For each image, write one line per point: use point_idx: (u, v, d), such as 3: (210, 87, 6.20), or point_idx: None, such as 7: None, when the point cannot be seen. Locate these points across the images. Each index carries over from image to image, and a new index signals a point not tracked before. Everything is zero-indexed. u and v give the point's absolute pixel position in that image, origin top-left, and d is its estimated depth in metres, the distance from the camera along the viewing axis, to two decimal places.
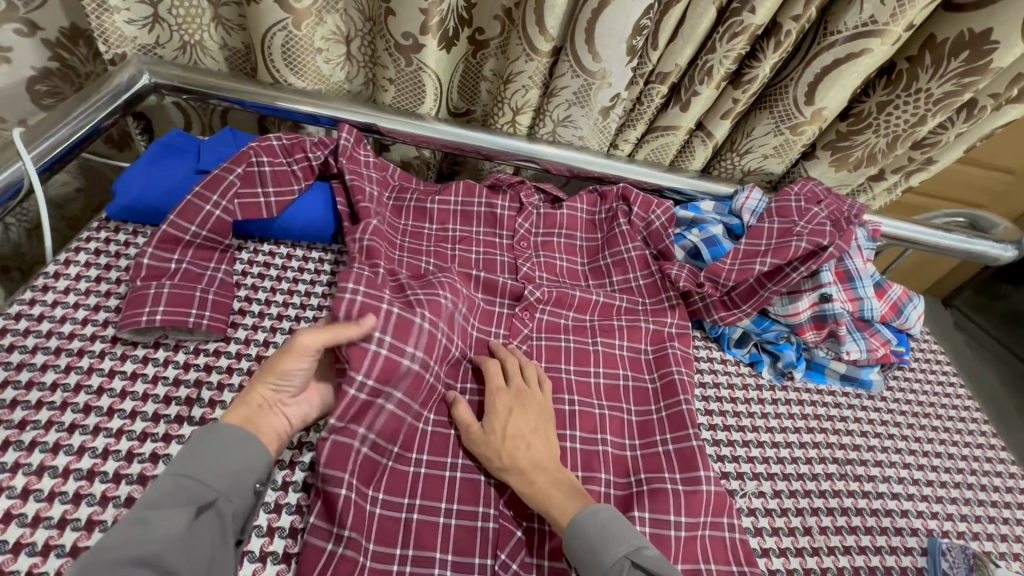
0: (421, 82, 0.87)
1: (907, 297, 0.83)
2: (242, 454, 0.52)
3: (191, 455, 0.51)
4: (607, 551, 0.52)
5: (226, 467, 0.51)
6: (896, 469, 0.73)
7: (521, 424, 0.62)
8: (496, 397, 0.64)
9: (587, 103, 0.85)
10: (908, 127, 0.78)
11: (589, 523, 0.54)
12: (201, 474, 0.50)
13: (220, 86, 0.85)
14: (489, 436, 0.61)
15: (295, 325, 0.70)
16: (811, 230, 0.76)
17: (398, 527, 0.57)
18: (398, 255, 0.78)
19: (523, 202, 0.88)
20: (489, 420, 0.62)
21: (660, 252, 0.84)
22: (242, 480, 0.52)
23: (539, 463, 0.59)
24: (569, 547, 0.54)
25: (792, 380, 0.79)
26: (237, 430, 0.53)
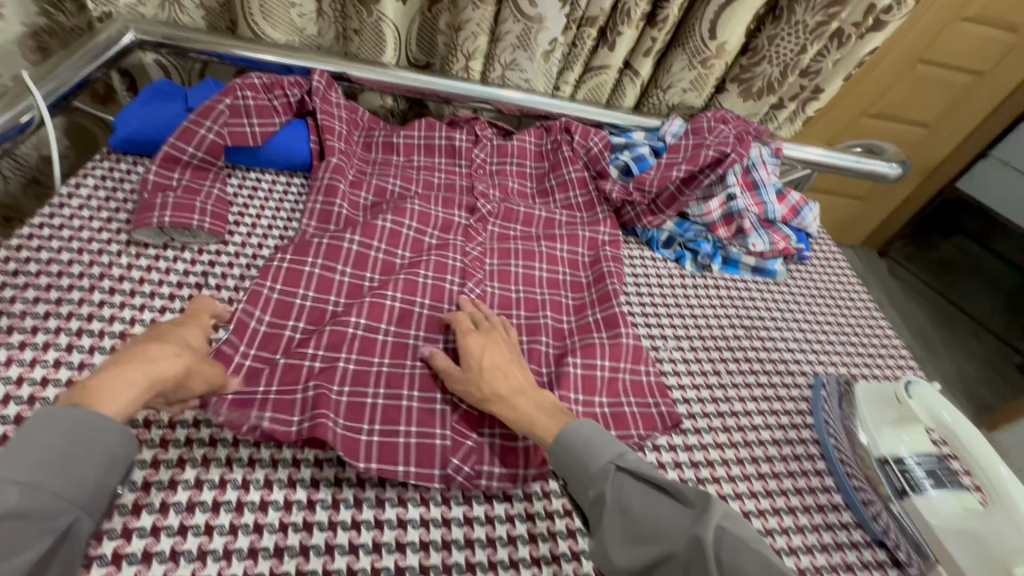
0: (383, 34, 1.00)
1: (804, 202, 0.99)
2: (110, 456, 0.44)
3: (25, 459, 0.41)
4: (594, 458, 0.55)
5: (86, 471, 0.43)
6: (792, 332, 0.88)
7: (495, 357, 0.65)
8: (469, 343, 0.66)
9: (529, 47, 0.99)
10: (794, 56, 0.94)
11: (575, 436, 0.57)
12: (51, 486, 0.41)
13: (198, 40, 0.94)
14: (467, 373, 0.64)
15: (284, 233, 0.81)
16: (718, 142, 0.91)
17: (370, 376, 0.65)
18: (369, 179, 0.90)
19: (478, 134, 1.02)
20: (465, 359, 0.65)
21: (598, 172, 0.98)
22: (101, 483, 0.44)
23: (517, 391, 0.63)
24: (556, 461, 0.57)
25: (711, 272, 0.95)
26: (108, 424, 0.45)
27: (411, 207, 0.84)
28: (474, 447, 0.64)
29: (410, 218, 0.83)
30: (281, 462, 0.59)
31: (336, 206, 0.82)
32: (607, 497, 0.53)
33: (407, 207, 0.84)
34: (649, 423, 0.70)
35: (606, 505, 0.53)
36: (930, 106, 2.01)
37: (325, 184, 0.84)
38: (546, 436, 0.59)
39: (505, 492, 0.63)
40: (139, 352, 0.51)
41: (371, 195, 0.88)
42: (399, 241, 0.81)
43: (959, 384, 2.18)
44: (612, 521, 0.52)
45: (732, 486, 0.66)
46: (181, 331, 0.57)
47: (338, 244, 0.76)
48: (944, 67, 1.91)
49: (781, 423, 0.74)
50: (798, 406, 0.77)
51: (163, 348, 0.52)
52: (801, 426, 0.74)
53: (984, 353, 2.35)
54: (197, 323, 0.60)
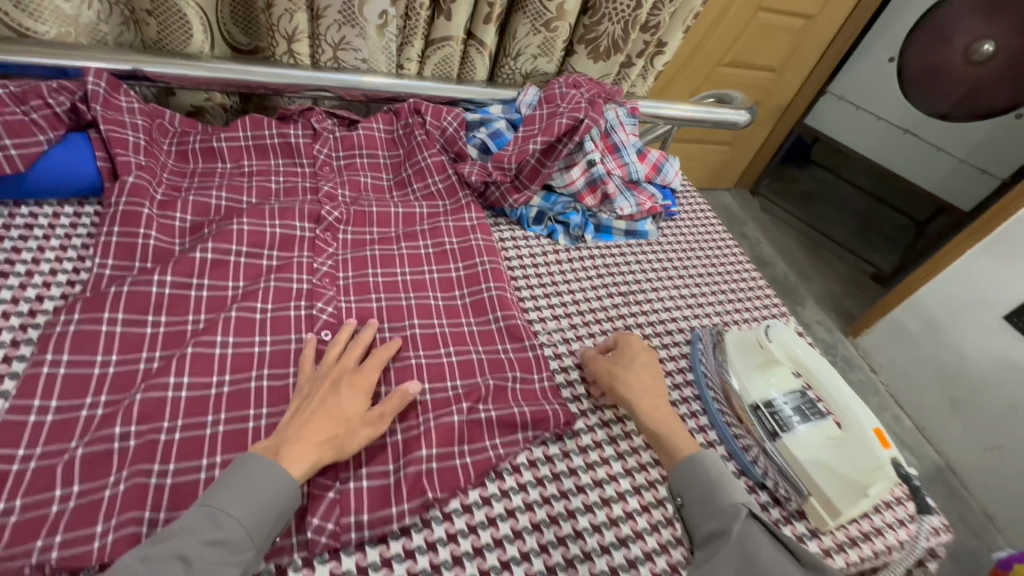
0: (183, 15, 0.83)
1: (664, 158, 1.01)
2: (277, 508, 0.50)
3: (238, 490, 0.49)
4: (725, 496, 0.58)
5: (267, 517, 0.49)
6: (668, 290, 0.89)
7: (649, 364, 0.70)
8: (639, 355, 0.71)
9: (356, 22, 0.88)
10: (631, 12, 0.93)
11: (706, 464, 0.60)
12: (245, 519, 0.48)
13: None
14: (616, 362, 0.70)
15: (74, 277, 0.66)
16: (571, 108, 0.88)
17: (202, 444, 0.55)
18: (184, 195, 0.77)
19: (316, 127, 0.90)
20: (619, 353, 0.71)
21: (456, 155, 0.92)
22: (271, 525, 0.50)
23: (659, 398, 0.67)
24: (679, 475, 0.61)
25: (584, 242, 0.93)
26: (282, 479, 0.51)
27: (238, 225, 0.73)
28: (336, 497, 0.54)
29: (237, 240, 0.71)
30: (85, 569, 0.47)
31: (140, 236, 0.69)
32: (732, 536, 0.55)
33: (231, 225, 0.72)
34: (541, 423, 0.64)
35: (728, 541, 0.55)
36: (772, 51, 2.15)
37: (123, 213, 0.70)
38: (677, 447, 0.63)
39: (378, 535, 0.53)
40: (310, 429, 0.55)
41: (191, 216, 0.75)
42: (226, 271, 0.69)
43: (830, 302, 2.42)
44: (732, 558, 0.54)
45: (622, 463, 0.65)
46: (344, 399, 0.58)
47: (141, 286, 0.63)
48: (779, 12, 2.04)
49: (664, 385, 0.74)
50: (678, 364, 0.78)
51: (321, 422, 0.55)
52: (682, 386, 0.75)
53: (844, 270, 2.62)
54: (358, 385, 0.60)
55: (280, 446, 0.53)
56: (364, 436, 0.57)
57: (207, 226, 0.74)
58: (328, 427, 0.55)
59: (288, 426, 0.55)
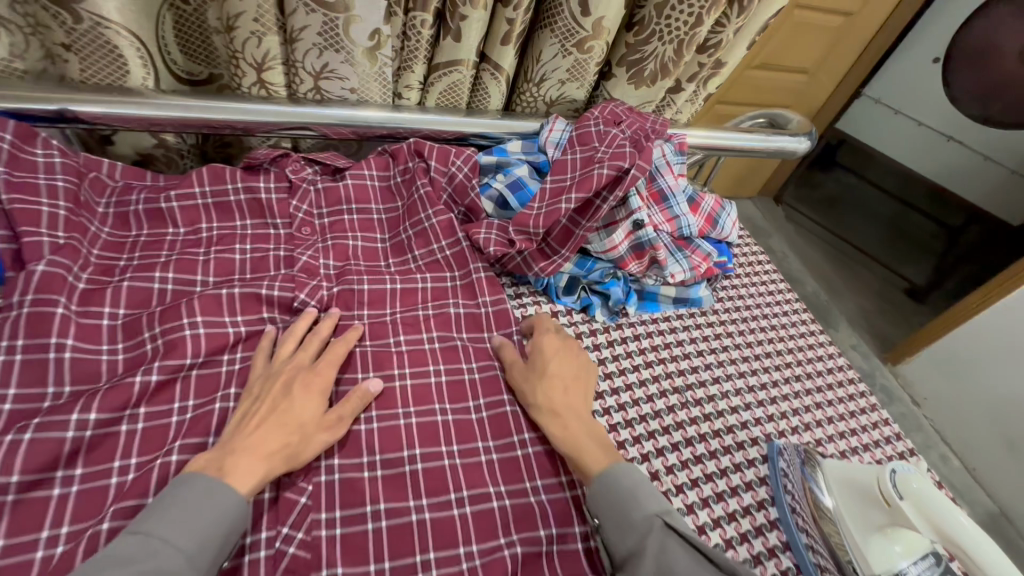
0: (114, 46, 0.65)
1: (719, 207, 0.83)
2: (223, 524, 0.44)
3: (175, 515, 0.43)
4: (637, 507, 0.51)
5: (210, 537, 0.43)
6: (733, 382, 0.72)
7: (563, 368, 0.62)
8: (553, 361, 0.62)
9: (340, 46, 0.70)
10: (688, 29, 0.75)
11: (620, 478, 0.53)
12: (183, 542, 0.42)
13: None
14: (529, 371, 0.62)
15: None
16: (612, 154, 0.69)
17: None
18: (117, 281, 0.60)
19: (292, 178, 0.72)
20: (534, 356, 0.63)
21: (467, 210, 0.75)
22: (215, 554, 0.44)
23: (572, 411, 0.59)
24: (593, 498, 0.52)
25: (626, 316, 0.75)
26: (231, 499, 0.45)
27: (187, 329, 0.57)
28: None
29: (190, 351, 0.56)
30: None
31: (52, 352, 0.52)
32: (647, 553, 0.48)
33: (180, 329, 0.57)
34: None
35: (644, 560, 0.47)
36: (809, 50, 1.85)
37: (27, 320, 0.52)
38: (591, 464, 0.54)
39: None
40: (262, 440, 0.49)
41: (124, 308, 0.59)
42: (170, 390, 0.54)
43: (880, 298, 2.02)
44: None
45: None
46: (297, 401, 0.53)
47: (49, 431, 0.48)
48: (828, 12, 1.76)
49: (743, 531, 0.58)
50: (757, 495, 0.62)
51: (272, 430, 0.50)
52: (766, 530, 0.59)
53: (876, 282, 2.31)
54: (313, 386, 0.55)
55: (225, 457, 0.48)
56: (319, 441, 0.52)
57: (148, 330, 0.57)
58: (280, 433, 0.50)
59: (235, 431, 0.50)
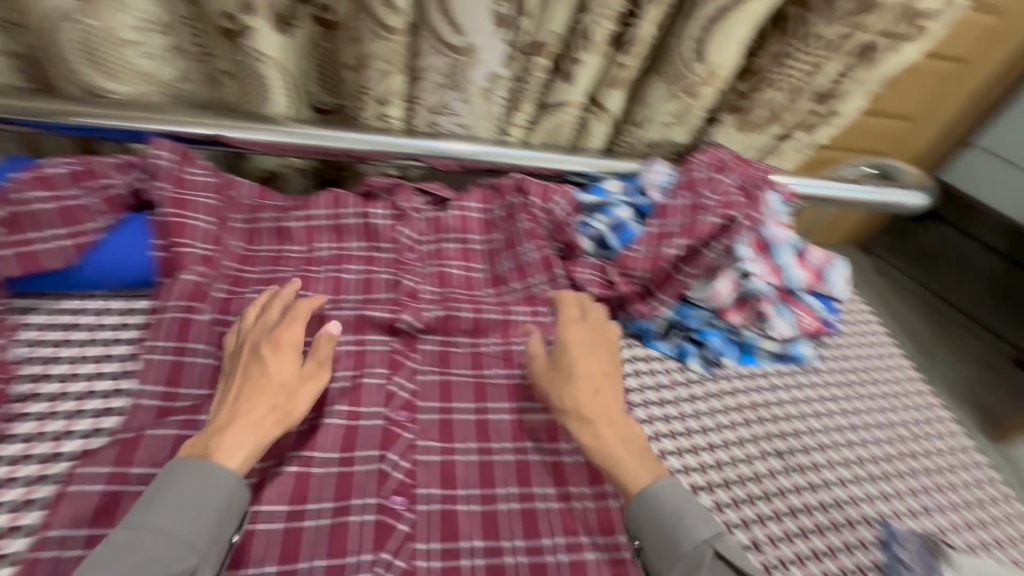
0: (263, 77, 0.73)
1: (829, 261, 0.78)
2: (220, 506, 0.45)
3: (172, 504, 0.44)
4: (688, 535, 0.47)
5: (206, 522, 0.44)
6: (841, 451, 0.68)
7: (587, 364, 0.59)
8: (581, 359, 0.59)
9: (460, 86, 0.74)
10: (805, 77, 0.73)
11: (666, 498, 0.49)
12: (178, 532, 0.43)
13: (18, 107, 0.70)
14: (554, 371, 0.59)
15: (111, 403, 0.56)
16: (720, 202, 0.68)
17: None
18: (247, 291, 0.66)
19: (403, 208, 0.76)
20: (559, 353, 0.60)
21: (565, 246, 0.76)
22: (220, 534, 0.45)
23: (606, 416, 0.56)
24: (633, 517, 0.50)
25: (722, 367, 0.72)
26: (227, 478, 0.46)
27: (304, 347, 0.62)
28: None
29: (303, 364, 0.61)
30: None
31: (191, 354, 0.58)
32: None
33: (298, 346, 0.62)
34: None
35: None
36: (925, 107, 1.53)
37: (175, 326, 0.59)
38: (634, 480, 0.51)
39: None
40: (253, 404, 0.51)
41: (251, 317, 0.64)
42: None
43: (995, 356, 1.69)
44: None
45: None
46: (271, 364, 0.54)
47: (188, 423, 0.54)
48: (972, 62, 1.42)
49: None
50: None
51: (262, 397, 0.51)
52: None
53: None
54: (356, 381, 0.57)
55: (212, 441, 0.48)
56: (299, 400, 0.54)
57: None
58: (267, 400, 0.52)
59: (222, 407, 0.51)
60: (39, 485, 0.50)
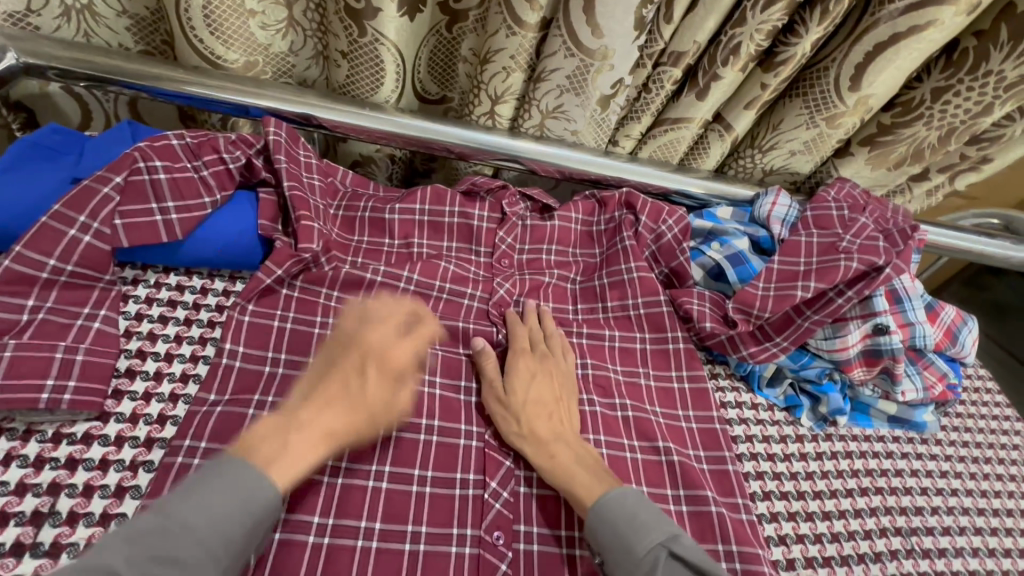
0: (379, 60, 0.69)
1: (961, 320, 0.71)
2: (251, 517, 0.41)
3: (213, 501, 0.40)
4: (640, 538, 0.46)
5: (236, 528, 0.40)
6: (968, 537, 0.61)
7: (541, 393, 0.57)
8: (531, 387, 0.57)
9: (582, 90, 0.69)
10: (969, 117, 0.67)
11: (617, 505, 0.48)
12: (206, 533, 0.39)
13: (127, 69, 0.67)
14: (507, 399, 0.56)
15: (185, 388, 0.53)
16: (861, 246, 0.62)
17: None
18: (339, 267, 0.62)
19: (506, 211, 0.71)
20: (511, 383, 0.57)
21: (671, 271, 0.70)
22: (248, 543, 0.41)
23: (559, 436, 0.54)
24: (592, 530, 0.48)
25: (835, 426, 0.66)
26: (266, 493, 0.42)
27: None
28: None
29: None
30: None
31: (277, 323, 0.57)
32: None
33: None
34: None
35: None
36: None
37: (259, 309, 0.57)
38: (581, 493, 0.50)
39: None
40: (324, 415, 0.49)
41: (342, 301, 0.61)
42: None
43: None
44: None
45: None
46: (370, 385, 0.52)
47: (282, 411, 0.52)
48: None
49: None
50: None
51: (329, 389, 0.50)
52: None
53: None
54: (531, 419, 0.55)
55: (282, 433, 0.46)
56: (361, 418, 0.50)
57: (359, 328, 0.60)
58: (336, 410, 0.49)
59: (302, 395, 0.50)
60: (133, 473, 0.47)
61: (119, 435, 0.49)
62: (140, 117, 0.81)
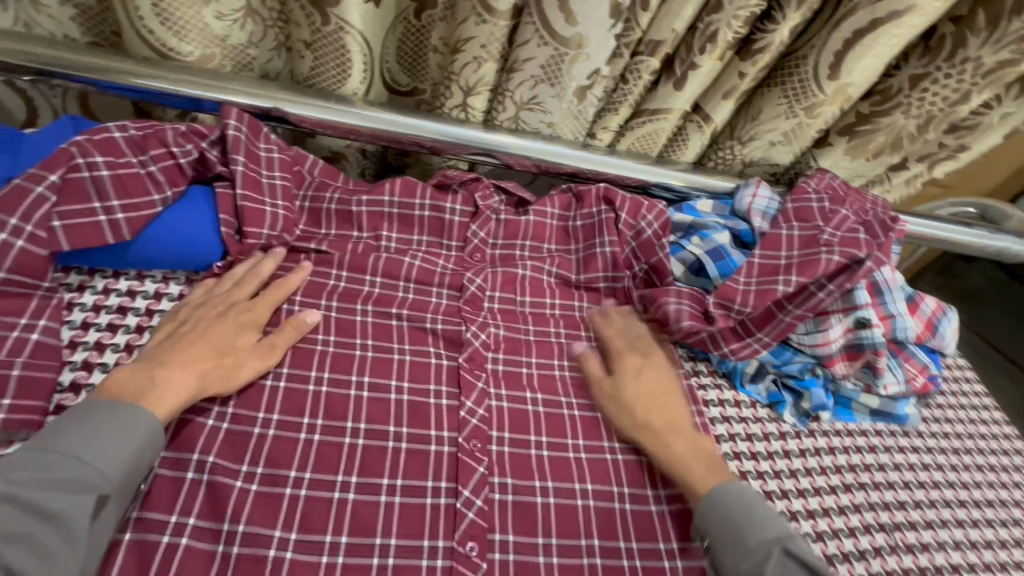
0: (344, 49, 0.66)
1: (941, 312, 0.70)
2: (138, 443, 0.43)
3: (91, 433, 0.42)
4: (755, 530, 0.47)
5: (124, 454, 0.43)
6: (950, 530, 0.61)
7: (650, 384, 0.59)
8: (648, 381, 0.59)
9: (557, 81, 0.67)
10: (946, 105, 0.66)
11: (730, 497, 0.50)
12: (88, 459, 0.41)
13: (70, 61, 0.63)
14: (614, 394, 0.58)
15: None
16: (843, 239, 0.61)
17: None
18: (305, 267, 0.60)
19: (479, 205, 0.69)
20: (617, 381, 0.59)
21: (651, 267, 0.67)
22: (138, 469, 0.44)
23: (674, 427, 0.56)
24: (700, 517, 0.50)
25: (818, 421, 0.65)
26: (147, 420, 0.44)
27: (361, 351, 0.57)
28: None
29: (357, 368, 0.55)
30: None
31: None
32: None
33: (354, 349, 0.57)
34: None
35: None
36: None
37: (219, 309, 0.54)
38: (699, 483, 0.52)
39: None
40: (194, 355, 0.50)
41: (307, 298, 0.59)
42: (346, 408, 0.53)
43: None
44: None
45: None
46: (228, 332, 0.52)
47: (242, 423, 0.50)
48: None
49: None
50: None
51: (203, 349, 0.50)
52: None
53: None
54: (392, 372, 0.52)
55: (149, 379, 0.47)
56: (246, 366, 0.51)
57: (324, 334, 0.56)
58: (207, 351, 0.50)
59: (172, 346, 0.50)
60: None
61: None
62: (92, 111, 0.76)
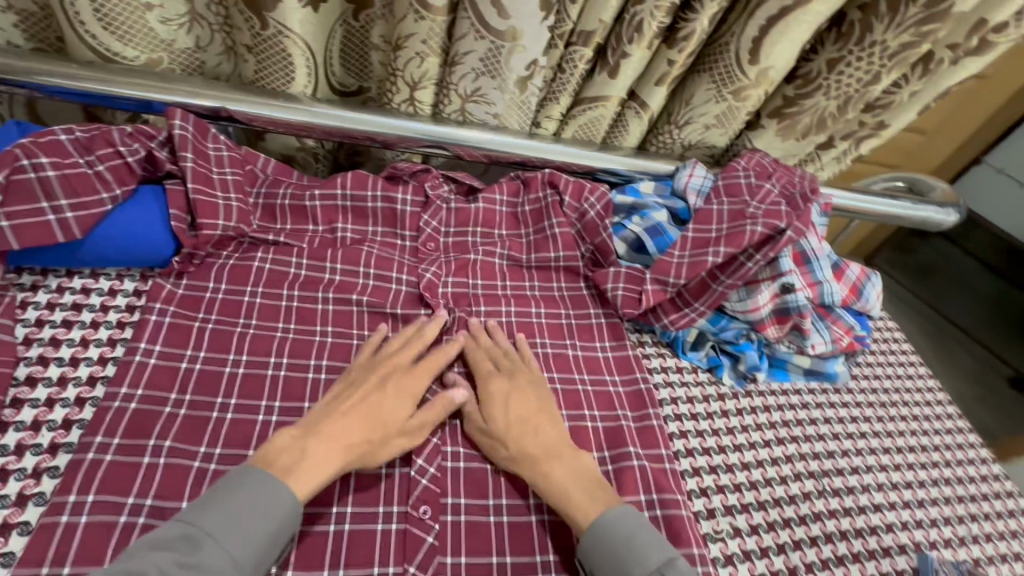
0: (287, 54, 0.68)
1: (865, 276, 0.76)
2: (272, 531, 0.44)
3: (235, 512, 0.43)
4: (637, 564, 0.46)
5: (255, 536, 0.43)
6: (874, 474, 0.66)
7: (521, 408, 0.57)
8: (513, 404, 0.57)
9: (498, 73, 0.70)
10: (860, 86, 0.71)
11: (613, 528, 0.48)
12: (225, 542, 0.42)
13: (11, 66, 0.63)
14: (484, 422, 0.56)
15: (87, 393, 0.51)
16: (766, 211, 0.65)
17: None
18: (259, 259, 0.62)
19: (429, 194, 0.72)
20: (488, 408, 0.57)
21: (596, 248, 0.71)
22: (264, 556, 0.43)
23: (550, 453, 0.54)
24: (585, 551, 0.48)
25: (755, 383, 0.70)
26: (288, 502, 0.45)
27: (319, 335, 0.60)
28: None
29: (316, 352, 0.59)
30: None
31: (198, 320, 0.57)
32: None
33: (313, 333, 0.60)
34: None
35: None
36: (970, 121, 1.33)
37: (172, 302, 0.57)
38: (580, 516, 0.50)
39: None
40: (343, 425, 0.51)
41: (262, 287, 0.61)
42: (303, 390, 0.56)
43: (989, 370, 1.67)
44: None
45: None
46: (390, 401, 0.54)
47: (200, 410, 0.52)
48: (1000, 72, 1.22)
49: None
50: None
51: (357, 423, 0.51)
52: None
53: None
54: (406, 389, 0.56)
55: (302, 453, 0.48)
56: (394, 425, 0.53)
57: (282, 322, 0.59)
58: (354, 418, 0.52)
59: (318, 415, 0.51)
60: (35, 480, 0.46)
61: (20, 444, 0.47)
62: (42, 118, 0.77)
